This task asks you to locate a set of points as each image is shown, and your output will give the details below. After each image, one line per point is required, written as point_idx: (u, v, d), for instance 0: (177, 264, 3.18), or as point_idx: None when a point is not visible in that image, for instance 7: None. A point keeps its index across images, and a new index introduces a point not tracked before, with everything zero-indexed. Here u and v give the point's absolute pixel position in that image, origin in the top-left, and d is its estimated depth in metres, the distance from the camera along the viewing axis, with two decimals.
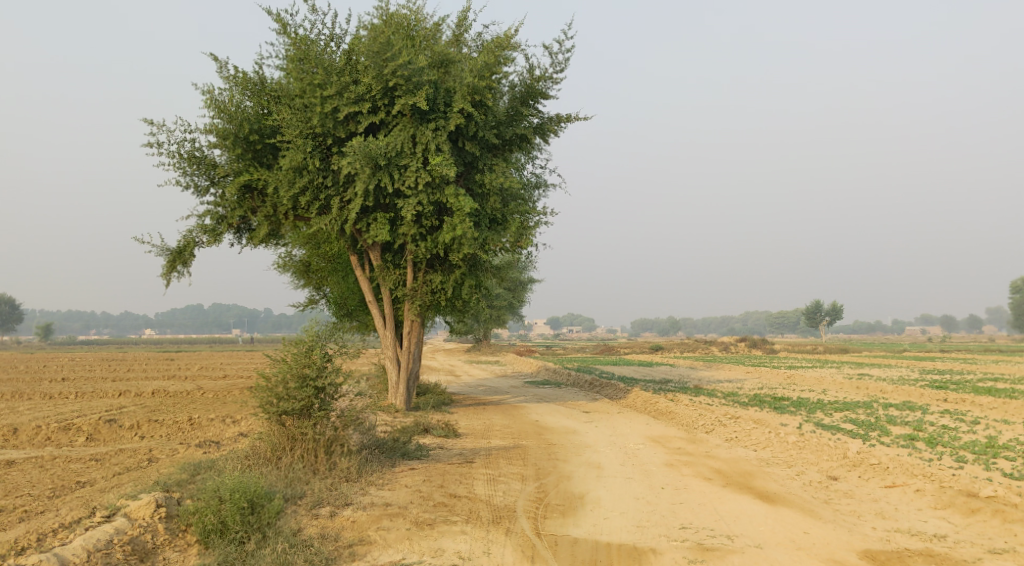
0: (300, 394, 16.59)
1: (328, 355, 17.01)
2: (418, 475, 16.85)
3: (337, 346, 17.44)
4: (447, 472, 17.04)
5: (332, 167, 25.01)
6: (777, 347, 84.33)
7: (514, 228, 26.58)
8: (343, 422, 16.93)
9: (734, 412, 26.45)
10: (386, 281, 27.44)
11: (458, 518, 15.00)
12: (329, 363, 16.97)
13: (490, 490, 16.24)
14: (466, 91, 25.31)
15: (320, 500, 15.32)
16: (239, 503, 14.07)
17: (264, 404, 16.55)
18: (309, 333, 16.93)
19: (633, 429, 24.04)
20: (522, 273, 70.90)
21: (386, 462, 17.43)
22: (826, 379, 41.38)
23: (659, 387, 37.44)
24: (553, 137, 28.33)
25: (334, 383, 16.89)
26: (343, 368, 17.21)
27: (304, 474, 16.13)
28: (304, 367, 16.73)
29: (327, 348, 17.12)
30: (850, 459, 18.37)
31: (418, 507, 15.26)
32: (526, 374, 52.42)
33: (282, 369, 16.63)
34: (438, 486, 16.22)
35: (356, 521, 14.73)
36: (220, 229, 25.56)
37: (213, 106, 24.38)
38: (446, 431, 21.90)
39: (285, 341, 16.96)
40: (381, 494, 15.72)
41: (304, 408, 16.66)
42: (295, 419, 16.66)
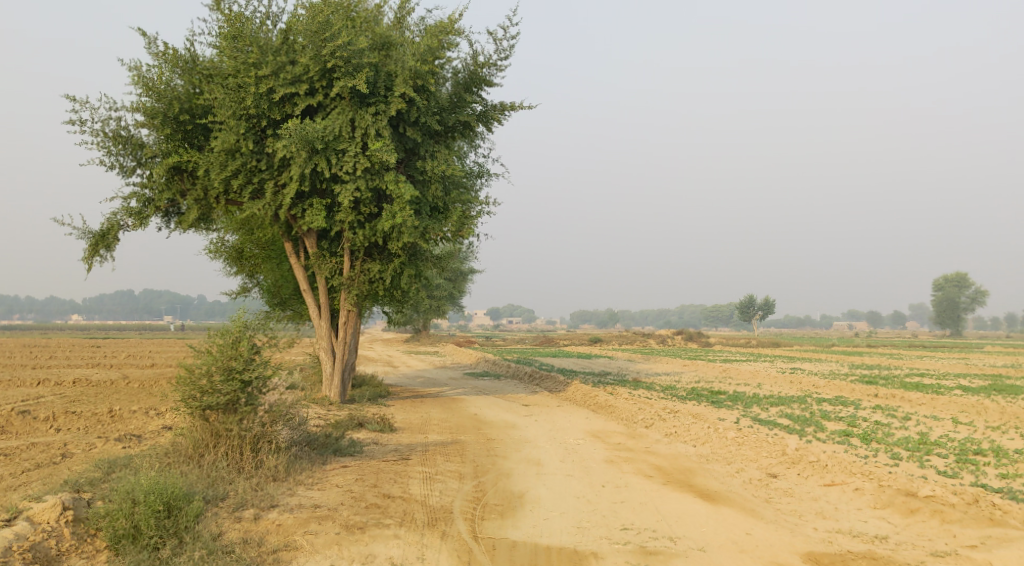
0: (226, 388, 15.79)
1: (255, 347, 16.25)
2: (350, 473, 16.18)
3: (266, 337, 16.66)
4: (381, 471, 16.40)
5: (266, 149, 24.16)
6: (713, 341, 84.96)
7: (455, 217, 25.97)
8: (270, 418, 16.19)
9: (673, 406, 26.20)
10: (322, 270, 26.63)
11: (391, 520, 14.38)
12: (257, 356, 16.20)
13: (425, 489, 15.64)
14: (408, 75, 24.60)
15: (244, 502, 14.57)
16: (154, 507, 13.40)
17: (186, 399, 15.74)
18: (236, 324, 16.15)
19: (572, 423, 23.62)
20: (463, 263, 70.26)
21: (317, 459, 16.72)
22: (761, 372, 41.55)
23: (598, 380, 37.14)
24: (497, 125, 27.74)
25: (262, 377, 16.12)
26: (271, 361, 16.45)
27: (228, 473, 15.35)
28: (230, 360, 15.93)
29: (255, 340, 16.35)
30: (788, 456, 17.93)
31: (349, 509, 14.61)
32: (465, 365, 51.89)
33: (206, 362, 15.83)
34: (370, 486, 15.58)
35: (281, 524, 14.02)
36: (146, 212, 24.54)
37: (140, 84, 23.44)
38: (381, 425, 21.23)
39: (209, 332, 16.15)
40: (309, 494, 15.02)
41: (229, 402, 15.89)
42: (219, 414, 15.87)
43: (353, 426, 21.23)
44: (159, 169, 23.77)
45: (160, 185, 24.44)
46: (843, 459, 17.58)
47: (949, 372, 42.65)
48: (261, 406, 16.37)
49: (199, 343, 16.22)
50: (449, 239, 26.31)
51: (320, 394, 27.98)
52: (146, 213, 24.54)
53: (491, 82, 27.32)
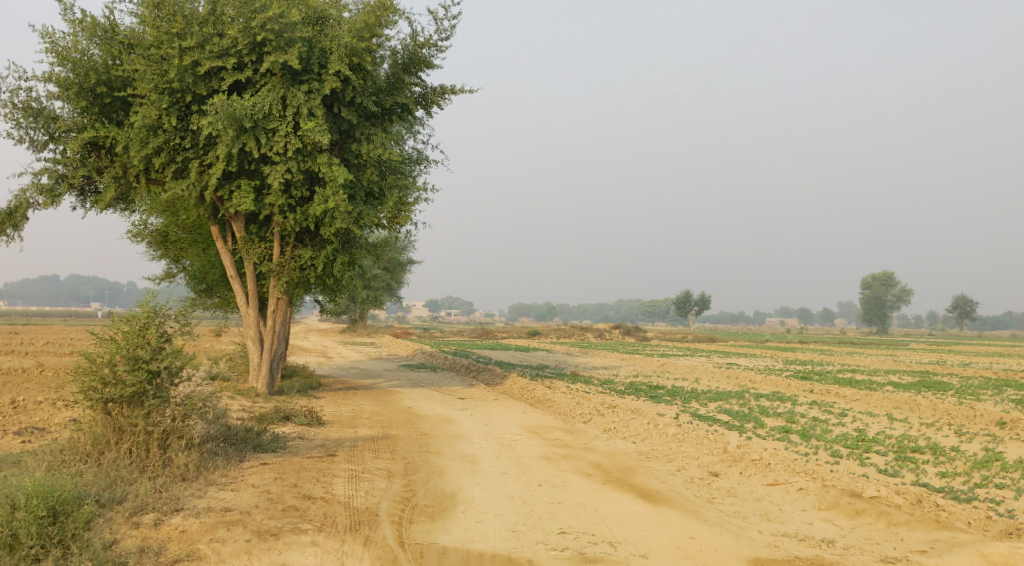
0: (131, 379, 14.67)
1: (166, 334, 15.14)
2: (268, 473, 15.15)
3: (178, 324, 15.52)
4: (303, 469, 15.41)
5: (191, 126, 23.34)
6: (649, 335, 84.97)
7: (391, 203, 24.90)
8: (182, 412, 15.10)
9: (611, 400, 25.56)
10: (249, 255, 25.42)
11: (310, 526, 13.41)
12: (166, 344, 15.07)
13: (350, 490, 14.69)
14: (343, 53, 23.48)
15: (144, 506, 13.47)
16: (37, 512, 12.27)
17: (87, 390, 14.59)
18: (144, 309, 15.02)
19: (509, 418, 22.81)
20: (400, 253, 69.07)
21: (232, 457, 15.66)
22: (695, 367, 41.25)
23: (535, 373, 36.37)
24: (437, 109, 26.69)
25: (173, 367, 15.01)
26: (184, 350, 15.33)
27: (131, 473, 14.24)
28: (136, 348, 14.79)
29: (166, 327, 15.24)
30: (729, 454, 17.25)
31: (263, 512, 13.60)
32: (400, 357, 50.87)
33: (110, 349, 14.68)
34: (289, 486, 14.59)
35: (185, 531, 12.96)
36: (59, 189, 24.01)
37: (53, 54, 22.89)
38: (309, 419, 20.18)
39: (115, 318, 15.00)
40: (220, 496, 13.97)
41: (135, 394, 14.76)
42: (124, 407, 14.74)
43: (279, 420, 20.16)
44: (73, 144, 23.38)
45: (75, 161, 24.06)
46: (785, 457, 16.98)
47: (880, 369, 42.76)
48: (172, 398, 15.26)
49: (104, 329, 15.06)
50: (384, 225, 25.23)
51: (246, 385, 26.75)
52: (58, 190, 24.08)
53: (431, 65, 26.25)
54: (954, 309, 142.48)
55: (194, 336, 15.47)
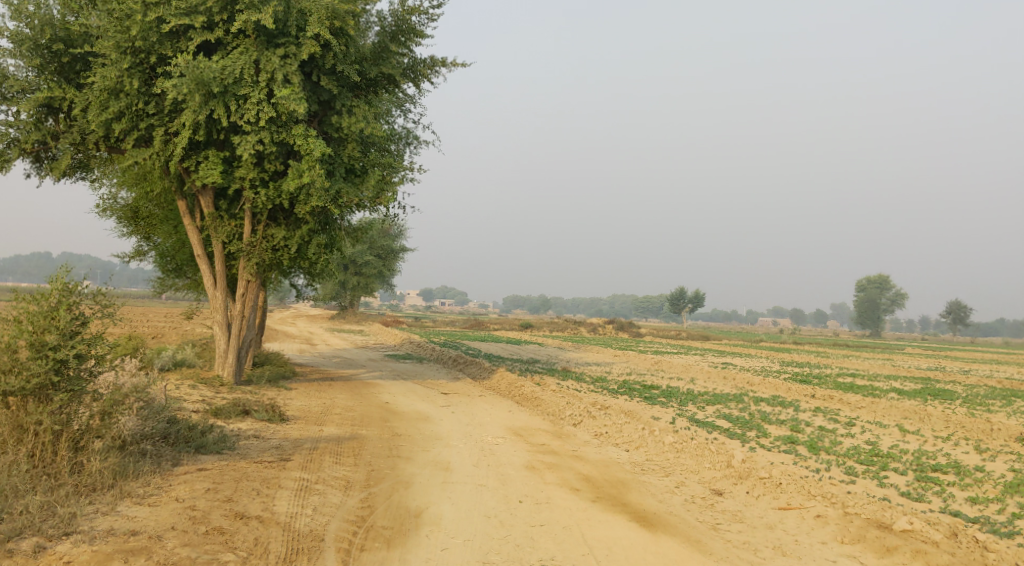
0: (35, 370, 12.94)
1: (79, 317, 13.36)
2: (201, 482, 13.42)
3: (97, 305, 13.75)
4: (244, 478, 13.65)
5: (155, 90, 21.65)
6: (643, 331, 83.23)
7: (373, 181, 22.98)
8: (100, 410, 13.48)
9: (603, 401, 23.73)
10: (218, 233, 23.60)
11: (233, 557, 11.74)
12: (80, 328, 13.32)
13: (294, 508, 12.93)
14: (324, 15, 21.47)
15: (29, 525, 11.84)
16: None
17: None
18: (56, 287, 13.22)
19: (492, 417, 20.99)
20: (392, 240, 67.17)
21: (161, 464, 13.92)
22: (692, 366, 39.44)
23: (525, 368, 34.54)
24: (426, 82, 24.75)
25: (85, 356, 13.29)
26: (101, 336, 13.58)
27: (30, 484, 12.57)
28: (43, 332, 13.04)
29: (81, 309, 13.45)
30: (734, 470, 15.41)
31: (177, 538, 11.90)
32: (387, 347, 49.01)
33: (10, 332, 12.90)
34: (222, 501, 12.84)
35: (70, 563, 11.34)
36: (9, 153, 22.47)
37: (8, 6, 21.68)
38: (269, 415, 18.35)
39: (20, 295, 13.22)
40: (129, 515, 12.28)
41: (38, 387, 13.03)
42: (25, 402, 13.01)
43: (237, 414, 18.34)
44: (26, 105, 21.92)
45: (29, 124, 22.52)
46: (797, 474, 15.15)
47: (882, 375, 40.93)
48: (89, 392, 13.53)
49: (7, 310, 13.27)
50: (365, 206, 23.35)
51: (213, 373, 24.87)
52: (9, 155, 22.52)
53: (422, 34, 24.28)
54: (949, 314, 140.90)
55: (115, 320, 13.69)
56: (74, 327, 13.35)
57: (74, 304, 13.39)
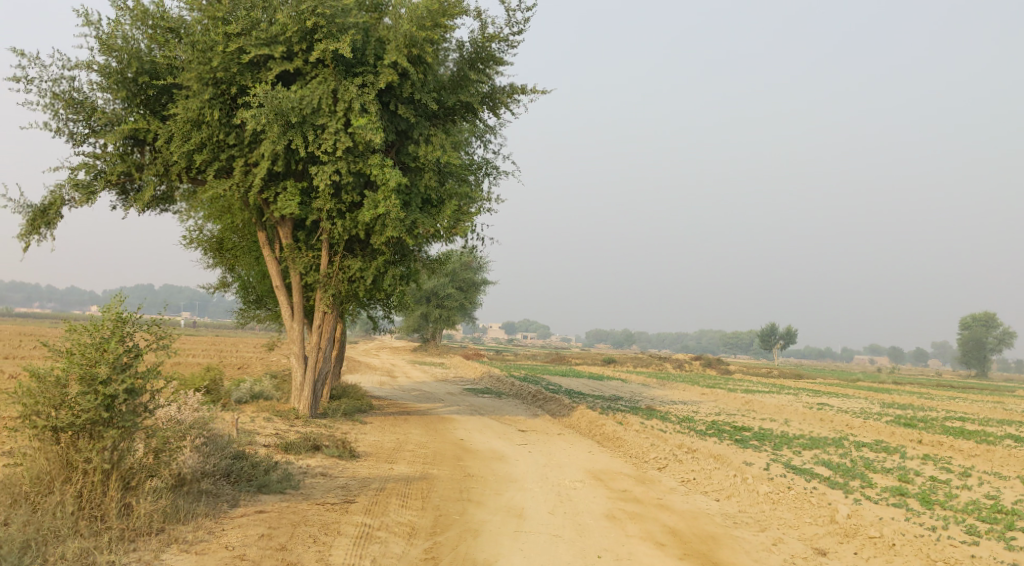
0: (85, 404, 12.79)
1: (131, 349, 13.20)
2: (256, 527, 13.21)
3: (151, 337, 13.58)
4: (300, 524, 13.41)
5: (236, 121, 21.53)
6: (732, 369, 80.94)
7: (449, 211, 22.40)
8: (156, 449, 13.37)
9: (690, 444, 22.60)
10: (295, 264, 23.31)
11: None
12: (132, 361, 13.17)
13: (351, 559, 12.50)
14: (402, 43, 21.08)
15: None
16: None
17: (31, 414, 12.76)
18: (108, 318, 13.07)
19: (572, 458, 20.11)
20: (474, 274, 66.81)
21: (220, 503, 13.92)
22: (786, 407, 37.71)
23: (608, 405, 33.42)
24: (506, 110, 24.16)
25: (137, 391, 13.14)
26: (154, 369, 13.39)
27: (74, 526, 12.54)
28: (94, 365, 12.89)
29: (134, 341, 13.29)
30: (839, 526, 14.24)
31: None
32: (468, 381, 48.40)
33: (60, 364, 12.78)
34: (274, 549, 12.61)
35: None
36: (94, 185, 22.61)
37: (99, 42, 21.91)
38: (339, 451, 17.75)
39: (72, 326, 13.10)
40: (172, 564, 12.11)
41: (88, 422, 12.92)
42: (75, 439, 12.91)
43: (308, 449, 17.88)
44: (112, 137, 22.05)
45: (114, 155, 22.66)
46: (912, 535, 14.06)
47: (994, 419, 38.47)
48: (142, 427, 13.39)
49: (59, 341, 13.17)
50: (441, 236, 22.79)
51: (288, 405, 24.50)
52: (94, 187, 22.66)
53: (502, 60, 23.73)
54: None
55: (168, 353, 13.51)
56: (126, 359, 13.19)
57: (126, 335, 13.24)
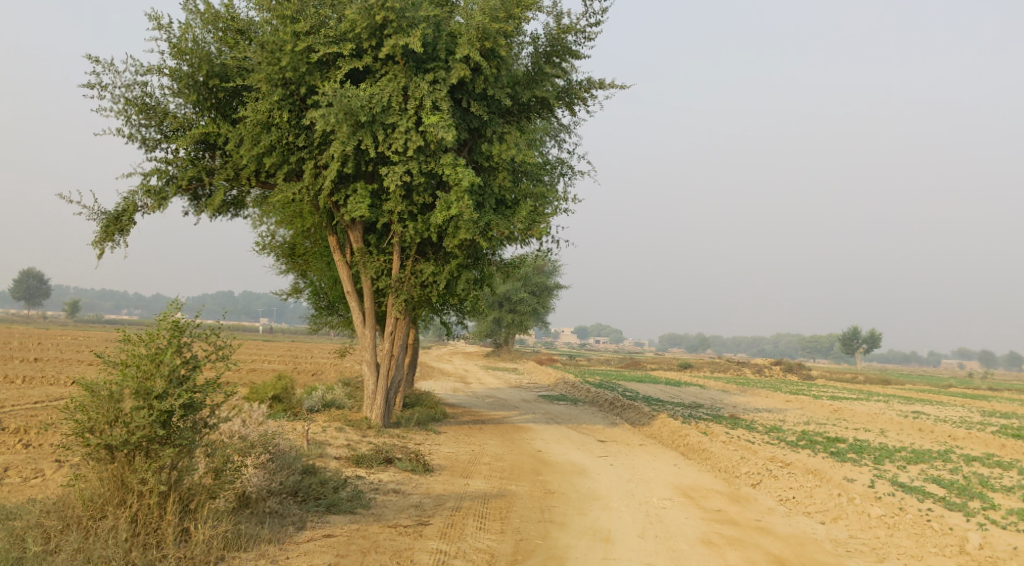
0: (140, 420, 12.29)
1: (188, 361, 12.68)
2: (325, 554, 12.56)
3: (209, 349, 13.02)
4: (372, 550, 12.72)
5: (305, 122, 20.92)
6: (815, 374, 78.51)
7: (524, 212, 21.46)
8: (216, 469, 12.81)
9: (783, 458, 21.33)
10: (366, 268, 22.60)
11: None
12: (189, 375, 12.65)
13: None
14: (474, 36, 20.22)
15: None
16: None
17: (83, 432, 12.30)
18: (165, 327, 12.58)
19: (657, 473, 19.06)
20: (548, 277, 65.83)
21: (286, 526, 13.31)
22: (880, 416, 35.92)
23: (689, 414, 32.08)
24: (582, 106, 23.17)
25: (193, 406, 12.65)
26: (212, 383, 12.80)
27: (127, 555, 12.05)
28: (149, 378, 12.39)
29: (191, 352, 12.77)
30: (971, 559, 13.14)
31: None
32: (543, 387, 47.49)
33: (114, 379, 12.32)
34: None
35: None
36: (167, 191, 22.25)
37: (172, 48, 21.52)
38: (412, 465, 16.91)
39: (127, 336, 12.63)
40: None
41: (144, 440, 12.40)
42: (129, 458, 12.42)
43: (380, 463, 17.13)
44: (183, 142, 21.65)
45: (185, 161, 22.24)
46: None
47: None
48: (200, 446, 12.87)
49: (114, 351, 12.73)
50: (516, 238, 21.87)
51: (361, 414, 23.81)
52: (167, 193, 22.31)
53: (577, 54, 22.74)
54: None
55: (227, 365, 12.93)
56: (183, 371, 12.67)
57: (184, 345, 12.70)
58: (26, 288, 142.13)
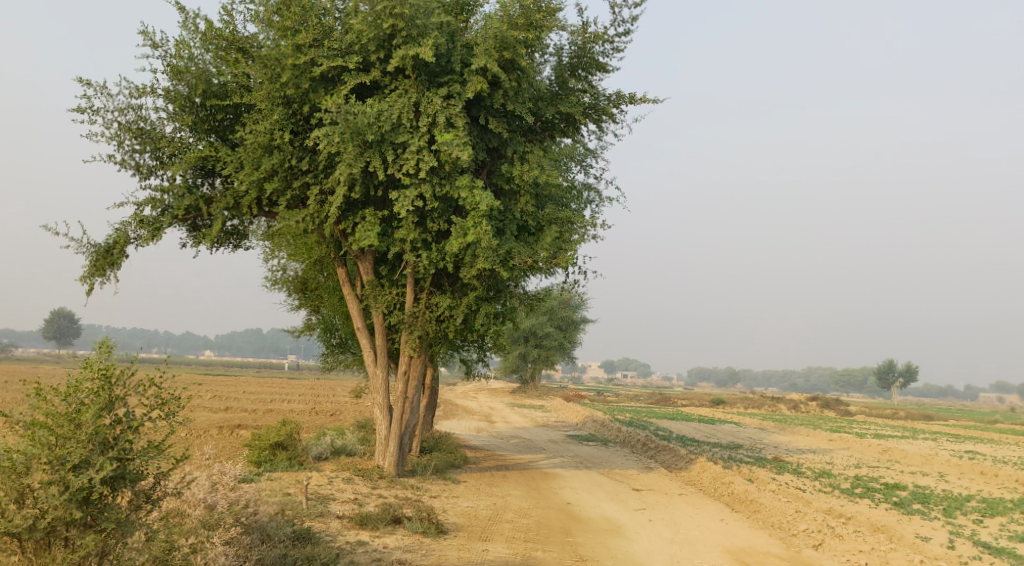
0: (54, 500, 11.02)
1: (121, 421, 11.44)
2: None
3: (146, 406, 11.71)
4: None
5: (309, 144, 19.08)
6: (851, 409, 75.74)
7: (549, 238, 19.54)
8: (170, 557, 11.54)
9: (842, 516, 19.35)
10: (377, 302, 20.83)
11: None
12: (121, 440, 11.41)
13: None
14: (492, 45, 18.39)
15: None
16: None
17: None
18: (90, 377, 11.35)
19: (703, 533, 17.16)
20: (574, 311, 63.73)
21: None
22: (935, 458, 33.59)
23: (730, 456, 29.89)
24: (610, 123, 21.29)
25: (131, 477, 11.41)
26: (152, 449, 11.57)
27: None
28: (68, 447, 11.13)
29: (125, 409, 11.53)
30: None
31: None
32: (570, 425, 45.30)
33: (21, 447, 11.08)
34: None
35: None
36: (162, 222, 20.07)
37: (172, 67, 19.36)
38: (424, 526, 14.92)
39: (42, 389, 11.36)
40: None
41: (60, 522, 11.10)
42: (42, 547, 11.13)
43: (388, 523, 15.18)
44: (178, 168, 19.50)
45: (182, 188, 20.12)
46: None
47: None
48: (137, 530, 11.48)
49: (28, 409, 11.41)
50: (541, 267, 19.94)
51: (373, 462, 21.77)
52: (162, 224, 20.11)
53: (604, 66, 20.88)
54: None
55: (169, 424, 11.69)
56: (113, 433, 11.40)
57: (115, 402, 11.45)
58: (54, 325, 141.43)
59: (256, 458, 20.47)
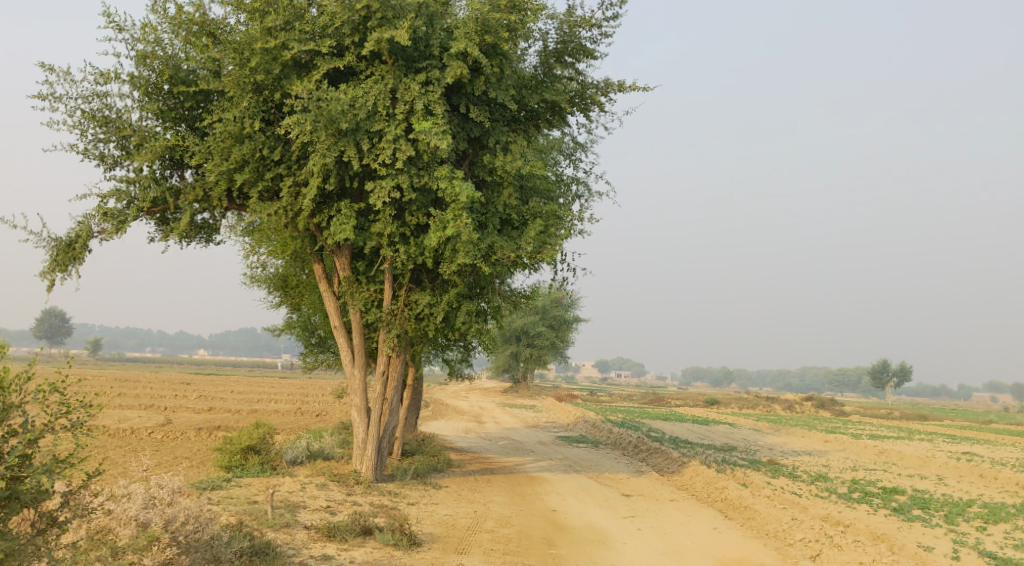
0: None
1: (18, 431, 11.05)
2: None
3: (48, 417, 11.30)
4: None
5: (281, 133, 18.14)
6: (846, 410, 74.93)
7: (534, 232, 18.60)
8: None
9: (839, 523, 18.53)
10: (354, 299, 19.90)
11: None
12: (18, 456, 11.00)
13: None
14: (473, 29, 17.48)
15: None
16: None
17: None
18: None
19: (694, 543, 16.32)
20: (566, 310, 62.79)
21: None
22: (934, 460, 32.69)
23: (723, 459, 29.00)
24: (598, 112, 20.38)
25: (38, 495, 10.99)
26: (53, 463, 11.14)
27: None
28: None
29: (22, 419, 11.12)
30: None
31: None
32: (561, 426, 44.38)
33: None
34: None
35: None
36: (127, 214, 19.10)
37: (137, 51, 18.38)
38: (395, 539, 14.20)
39: None
40: None
41: None
42: None
43: (357, 534, 14.43)
44: (144, 157, 18.53)
45: (149, 179, 19.15)
46: None
47: None
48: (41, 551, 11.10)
49: None
50: (525, 262, 19.01)
51: (350, 466, 20.84)
52: (127, 217, 19.13)
53: (592, 52, 19.97)
54: None
55: (70, 434, 11.27)
56: (9, 446, 11.00)
57: (10, 411, 11.05)
58: (45, 324, 140.02)
59: (227, 462, 19.57)
